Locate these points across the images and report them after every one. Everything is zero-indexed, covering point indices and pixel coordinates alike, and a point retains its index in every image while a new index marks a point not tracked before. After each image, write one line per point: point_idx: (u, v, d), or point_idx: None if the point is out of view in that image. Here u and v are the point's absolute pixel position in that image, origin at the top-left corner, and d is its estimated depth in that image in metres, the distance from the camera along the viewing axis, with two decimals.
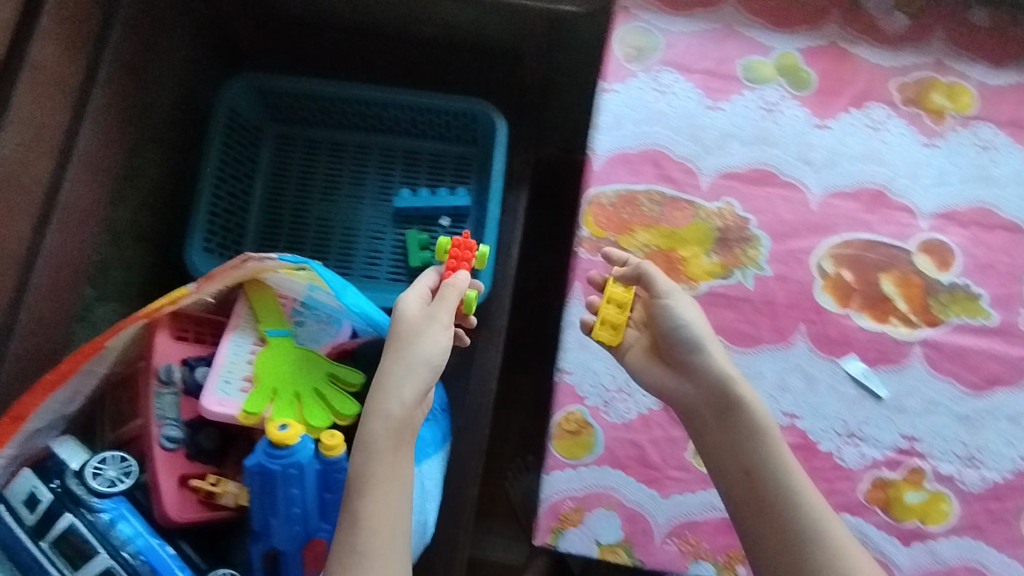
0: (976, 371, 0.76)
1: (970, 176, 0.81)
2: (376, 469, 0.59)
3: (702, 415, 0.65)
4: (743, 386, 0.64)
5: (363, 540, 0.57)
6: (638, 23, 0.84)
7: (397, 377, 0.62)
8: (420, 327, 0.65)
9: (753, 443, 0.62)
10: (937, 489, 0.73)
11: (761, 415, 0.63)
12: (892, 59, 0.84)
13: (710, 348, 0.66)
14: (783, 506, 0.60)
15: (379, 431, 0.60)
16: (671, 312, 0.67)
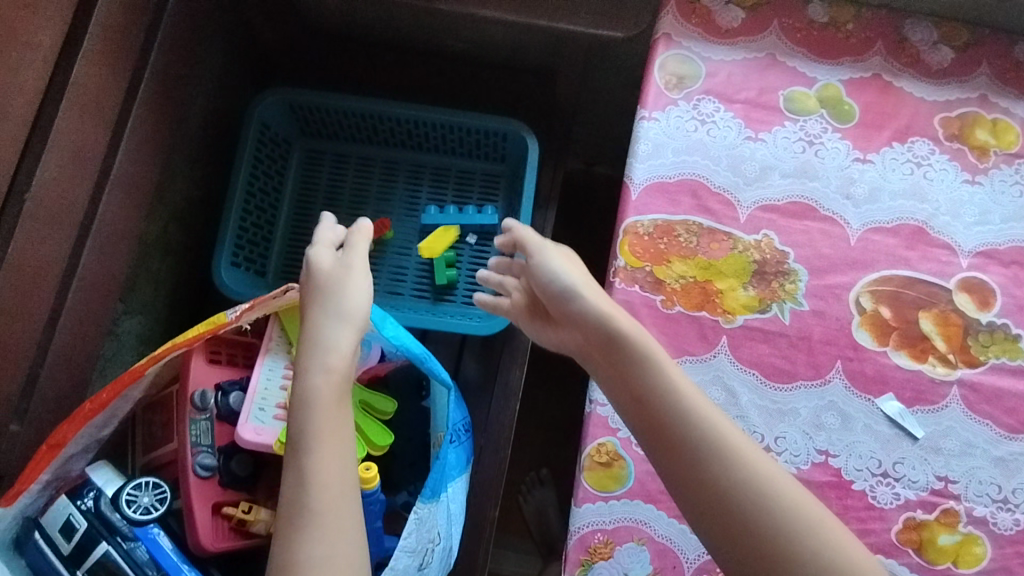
0: (1014, 414, 0.75)
1: (1012, 215, 0.80)
2: (318, 420, 0.56)
3: (596, 359, 0.64)
4: (623, 320, 0.62)
5: (313, 495, 0.52)
6: (679, 51, 0.84)
7: (328, 329, 0.60)
8: (337, 277, 0.64)
9: (645, 377, 0.60)
10: (970, 531, 0.72)
11: (643, 341, 0.61)
12: (936, 93, 0.83)
13: (586, 287, 0.65)
14: (678, 429, 0.57)
15: (315, 383, 0.57)
16: (540, 266, 0.67)
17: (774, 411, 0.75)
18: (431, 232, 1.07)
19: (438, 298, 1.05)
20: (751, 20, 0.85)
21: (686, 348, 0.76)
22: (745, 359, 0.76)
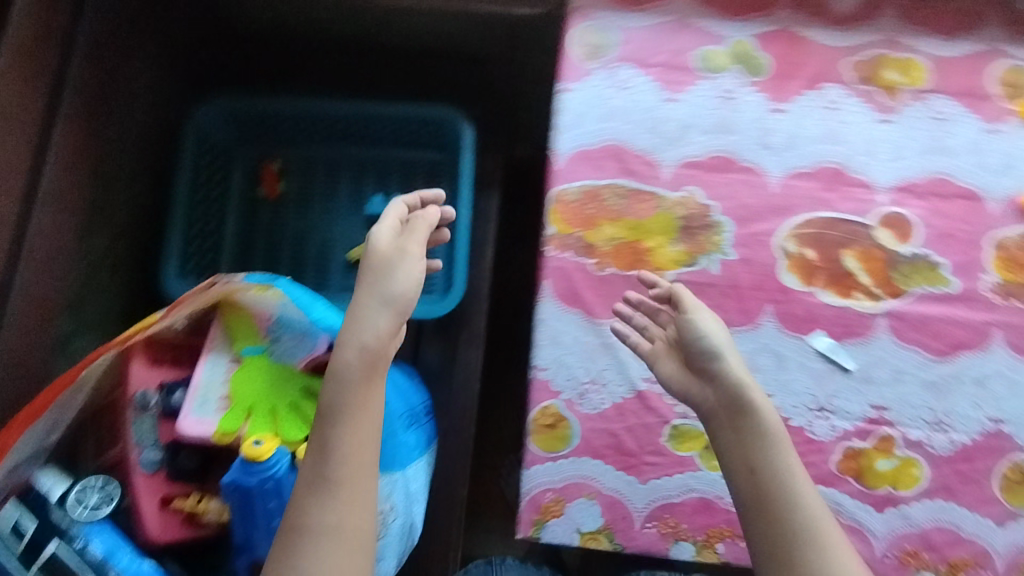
0: (940, 338, 0.77)
1: (927, 149, 0.82)
2: (350, 401, 0.58)
3: (716, 418, 0.62)
4: (757, 392, 0.62)
5: (335, 469, 0.57)
6: (592, 22, 0.85)
7: (369, 310, 0.60)
8: (392, 259, 0.63)
9: (764, 451, 0.59)
10: (907, 455, 0.75)
11: (771, 417, 0.61)
12: (845, 39, 0.84)
13: (730, 353, 0.64)
14: (786, 510, 0.57)
15: (352, 360, 0.59)
16: (692, 322, 0.65)
17: None
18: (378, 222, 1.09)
19: None
20: None
21: None
22: None
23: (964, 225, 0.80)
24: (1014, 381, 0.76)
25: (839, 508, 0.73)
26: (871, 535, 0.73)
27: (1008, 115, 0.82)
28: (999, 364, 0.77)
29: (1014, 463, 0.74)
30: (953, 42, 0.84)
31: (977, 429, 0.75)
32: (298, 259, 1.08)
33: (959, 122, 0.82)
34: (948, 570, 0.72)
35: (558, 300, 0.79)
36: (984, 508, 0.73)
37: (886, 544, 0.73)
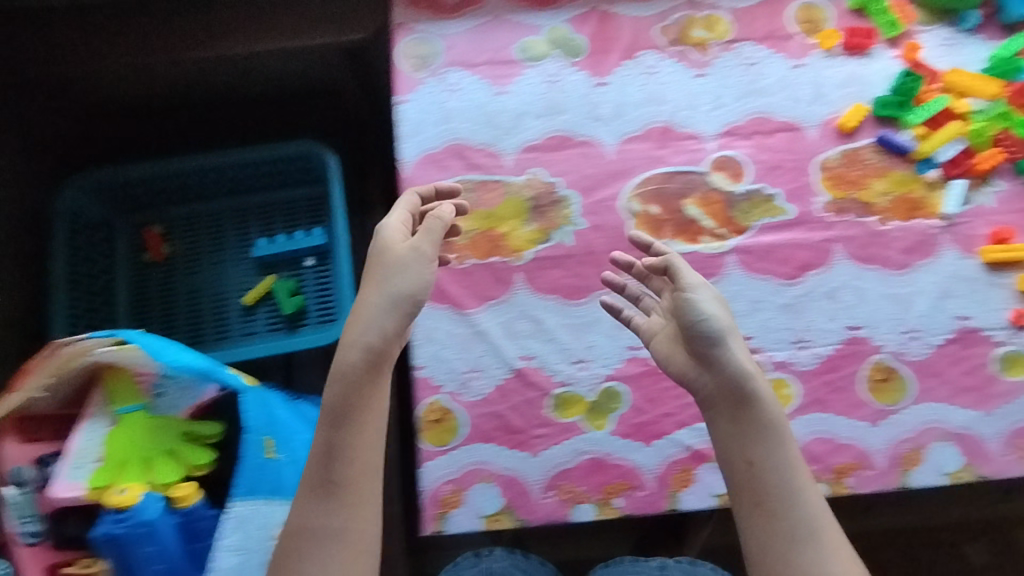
0: (788, 263, 0.82)
1: (742, 92, 0.88)
2: (357, 404, 0.61)
3: (713, 406, 0.61)
4: (761, 383, 0.60)
5: (341, 472, 0.60)
6: (415, 36, 0.90)
7: (379, 310, 0.62)
8: (406, 260, 0.64)
9: (766, 446, 0.59)
10: (777, 377, 0.79)
11: (772, 411, 0.60)
12: (649, 8, 0.90)
13: (733, 341, 0.61)
14: (783, 508, 0.58)
15: (357, 362, 0.61)
16: (691, 306, 0.62)
17: (580, 325, 0.81)
18: (268, 263, 1.12)
19: (291, 326, 1.09)
20: None
21: (487, 294, 0.82)
22: (543, 287, 0.82)
23: (789, 155, 0.85)
24: (861, 289, 0.81)
25: None
26: None
27: (809, 48, 0.88)
28: (844, 275, 0.81)
29: (876, 363, 0.79)
30: None
31: (836, 339, 0.79)
32: (195, 317, 1.11)
33: (767, 63, 0.88)
34: (835, 478, 0.75)
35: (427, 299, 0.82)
36: (856, 412, 0.77)
37: None
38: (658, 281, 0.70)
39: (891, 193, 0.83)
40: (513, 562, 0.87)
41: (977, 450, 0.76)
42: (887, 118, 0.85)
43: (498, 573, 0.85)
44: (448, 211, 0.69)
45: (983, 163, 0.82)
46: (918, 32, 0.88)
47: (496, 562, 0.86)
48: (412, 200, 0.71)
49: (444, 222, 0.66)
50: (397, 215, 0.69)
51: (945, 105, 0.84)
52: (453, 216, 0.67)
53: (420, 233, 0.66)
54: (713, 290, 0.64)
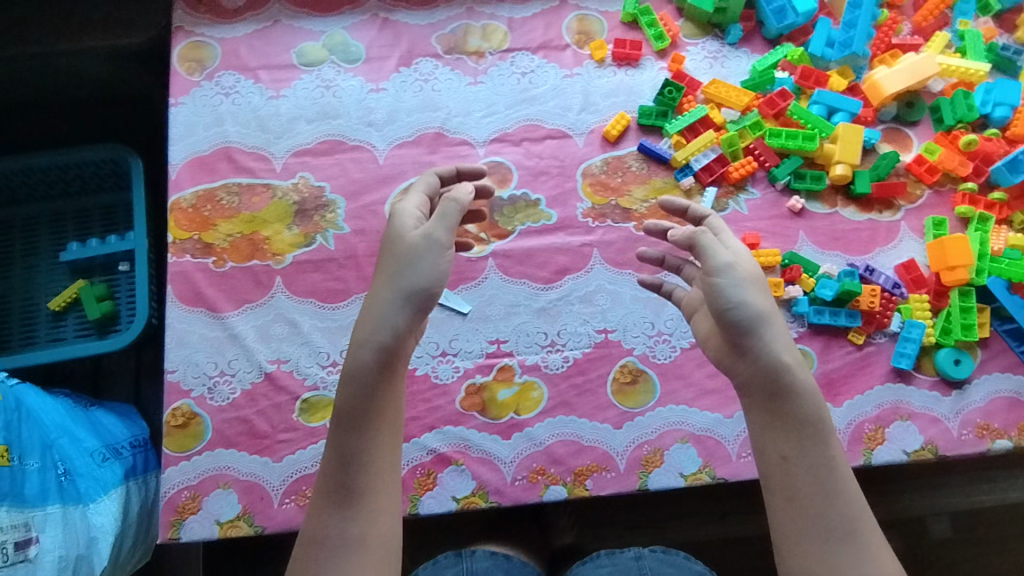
0: (545, 267, 0.84)
1: (514, 101, 0.91)
2: (371, 406, 0.60)
3: (750, 397, 0.62)
4: (799, 373, 0.59)
5: (355, 478, 0.60)
6: (194, 39, 0.91)
7: (388, 305, 0.60)
8: (419, 249, 0.61)
9: (806, 439, 0.59)
10: (527, 380, 0.80)
11: (813, 408, 0.59)
12: (428, 18, 0.93)
13: (767, 331, 0.60)
14: (822, 508, 0.58)
15: (368, 361, 0.59)
16: (720, 297, 0.60)
17: (336, 329, 0.81)
18: (81, 267, 1.09)
19: (101, 332, 1.07)
20: None
21: (244, 297, 0.82)
22: (300, 291, 0.82)
23: (555, 162, 0.88)
24: (615, 292, 0.83)
25: (467, 443, 0.78)
26: (499, 462, 0.77)
27: (582, 59, 0.92)
28: (600, 279, 0.84)
29: (624, 366, 0.81)
30: (526, 4, 0.94)
31: (587, 343, 0.81)
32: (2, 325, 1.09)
33: (540, 72, 0.92)
34: (574, 480, 0.77)
35: (181, 302, 0.81)
36: (601, 414, 0.79)
37: (515, 467, 0.77)
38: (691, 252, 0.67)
39: (650, 199, 0.87)
40: (496, 563, 0.82)
41: (715, 452, 0.78)
42: (651, 128, 0.89)
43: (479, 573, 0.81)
44: (465, 191, 0.65)
45: (736, 171, 0.86)
46: (686, 45, 0.93)
47: (478, 561, 0.82)
48: (431, 180, 0.68)
49: (459, 206, 0.62)
50: (413, 198, 0.66)
51: (703, 115, 0.88)
52: (470, 198, 0.63)
53: (433, 218, 0.63)
54: (747, 271, 0.62)
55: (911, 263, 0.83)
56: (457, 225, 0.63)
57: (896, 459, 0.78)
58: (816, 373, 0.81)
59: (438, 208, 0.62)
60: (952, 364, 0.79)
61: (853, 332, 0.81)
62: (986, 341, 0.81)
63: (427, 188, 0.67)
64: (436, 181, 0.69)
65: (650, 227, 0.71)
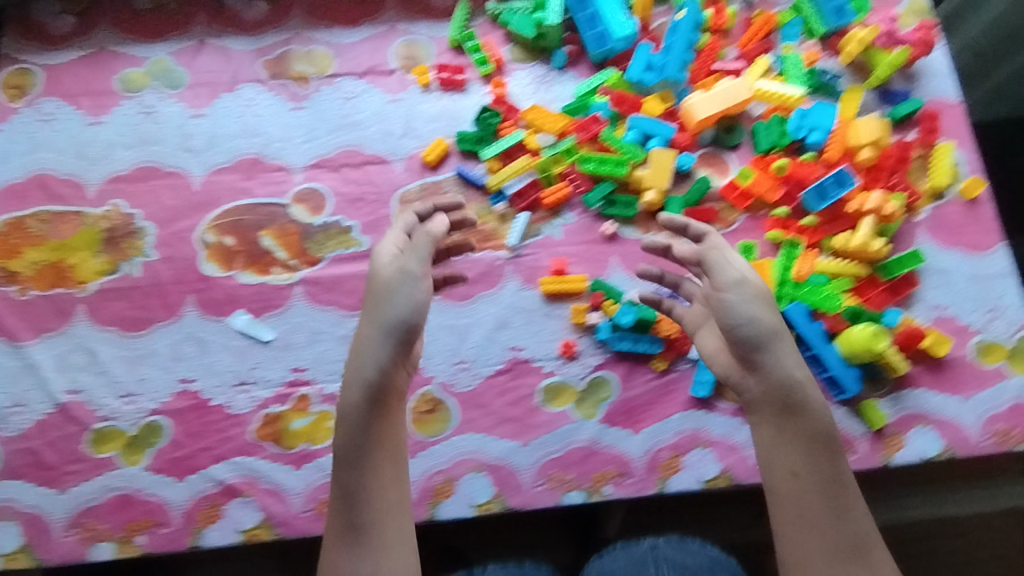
0: (352, 294, 0.84)
1: (335, 126, 0.91)
2: (368, 442, 0.63)
3: (760, 410, 0.64)
4: (811, 389, 0.62)
5: (360, 516, 0.62)
6: (17, 66, 0.92)
7: (373, 338, 0.63)
8: (395, 284, 0.65)
9: (817, 453, 0.61)
10: (323, 409, 0.80)
11: (822, 421, 0.62)
12: (254, 43, 0.93)
13: (778, 344, 0.63)
14: (833, 524, 0.60)
15: (356, 399, 0.63)
16: (729, 307, 0.64)
17: (135, 357, 0.82)
18: None
19: None
20: (82, 23, 0.95)
21: (43, 326, 0.82)
22: (102, 319, 0.83)
23: (371, 188, 0.88)
24: None
25: (256, 474, 0.78)
26: (288, 493, 0.77)
27: (407, 84, 0.92)
28: None
29: (423, 395, 0.81)
30: (354, 28, 0.94)
31: None
32: None
33: (364, 96, 0.92)
34: None
35: None
36: None
37: (304, 498, 0.77)
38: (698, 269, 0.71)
39: (464, 225, 0.87)
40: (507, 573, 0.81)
41: (507, 481, 0.78)
42: (468, 153, 0.89)
43: None
44: (439, 225, 0.70)
45: (548, 197, 0.86)
46: (511, 70, 0.92)
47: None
48: (410, 217, 0.72)
49: (431, 240, 0.68)
50: (392, 234, 0.70)
51: (518, 141, 0.88)
52: (443, 231, 0.69)
53: (407, 251, 0.68)
54: (754, 286, 0.65)
55: None
56: (429, 255, 0.68)
57: (691, 488, 0.78)
58: (616, 401, 0.81)
59: (410, 242, 0.68)
60: None
61: (654, 359, 0.81)
62: None
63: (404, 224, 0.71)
64: (413, 218, 0.72)
65: (651, 243, 0.74)
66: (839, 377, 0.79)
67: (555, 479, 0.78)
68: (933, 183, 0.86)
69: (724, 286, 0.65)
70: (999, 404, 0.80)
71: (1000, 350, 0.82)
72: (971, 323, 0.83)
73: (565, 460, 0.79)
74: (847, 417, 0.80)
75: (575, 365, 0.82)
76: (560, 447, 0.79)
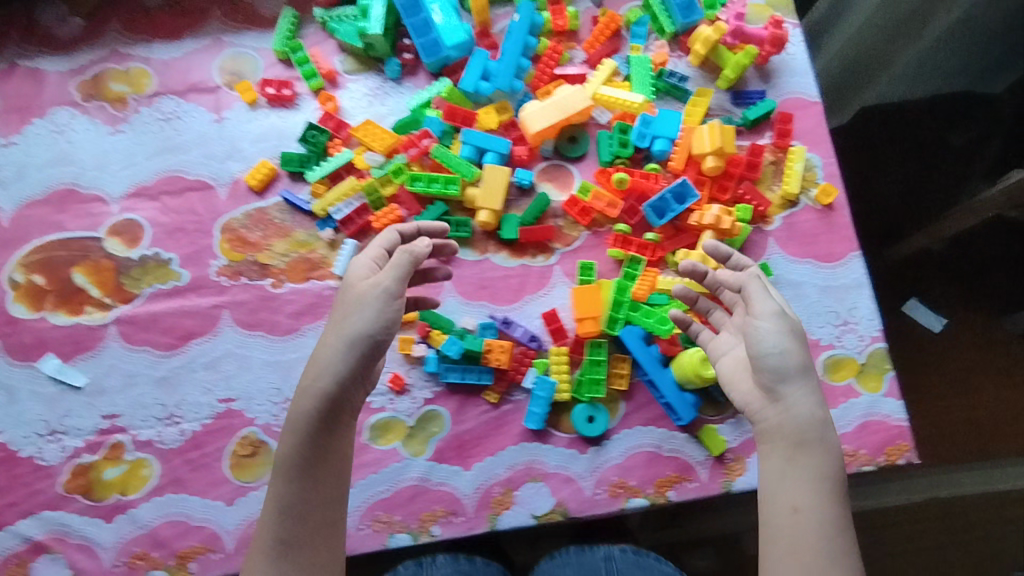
0: (169, 332, 0.79)
1: (155, 150, 0.85)
2: (315, 457, 0.61)
3: (771, 440, 0.63)
4: (829, 430, 0.61)
5: (292, 532, 0.59)
6: None
7: (337, 354, 0.62)
8: (363, 297, 0.64)
9: (824, 487, 0.59)
10: (138, 457, 0.76)
11: (832, 465, 0.60)
12: (69, 62, 0.88)
13: (802, 380, 0.62)
14: (826, 562, 0.56)
15: (311, 409, 0.61)
16: (760, 334, 0.63)
17: None
18: None
19: None
20: None
21: None
22: None
23: (192, 216, 0.83)
24: (242, 357, 0.79)
25: (66, 529, 0.74)
26: (99, 548, 0.73)
27: (232, 101, 0.87)
28: (228, 343, 0.79)
29: (244, 438, 0.77)
30: (176, 43, 0.89)
31: (207, 414, 0.77)
32: None
33: (186, 117, 0.86)
34: (177, 563, 0.73)
35: None
36: (212, 491, 0.75)
37: (115, 553, 0.73)
38: (732, 294, 0.71)
39: (291, 253, 0.82)
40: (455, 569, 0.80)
41: None
42: (296, 175, 0.84)
43: None
44: (421, 245, 0.69)
45: (379, 221, 0.81)
46: (345, 82, 0.87)
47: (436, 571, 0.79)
48: (390, 236, 0.71)
49: (411, 257, 0.66)
50: (370, 250, 0.69)
51: (347, 161, 0.83)
52: (423, 252, 0.67)
53: (385, 268, 0.66)
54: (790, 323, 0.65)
55: (552, 313, 0.79)
56: (406, 277, 0.66)
57: (524, 523, 0.75)
58: (447, 435, 0.77)
59: (390, 259, 0.66)
60: (585, 421, 0.76)
61: (486, 391, 0.77)
62: (630, 393, 0.78)
63: (383, 243, 0.70)
64: (396, 238, 0.71)
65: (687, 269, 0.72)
66: (674, 404, 0.75)
67: (381, 521, 0.75)
68: (785, 190, 0.82)
69: (759, 313, 0.65)
70: (847, 423, 0.77)
71: (851, 366, 0.79)
72: (820, 338, 0.79)
73: (391, 501, 0.75)
74: (686, 444, 0.77)
75: (406, 400, 0.78)
76: (387, 488, 0.75)
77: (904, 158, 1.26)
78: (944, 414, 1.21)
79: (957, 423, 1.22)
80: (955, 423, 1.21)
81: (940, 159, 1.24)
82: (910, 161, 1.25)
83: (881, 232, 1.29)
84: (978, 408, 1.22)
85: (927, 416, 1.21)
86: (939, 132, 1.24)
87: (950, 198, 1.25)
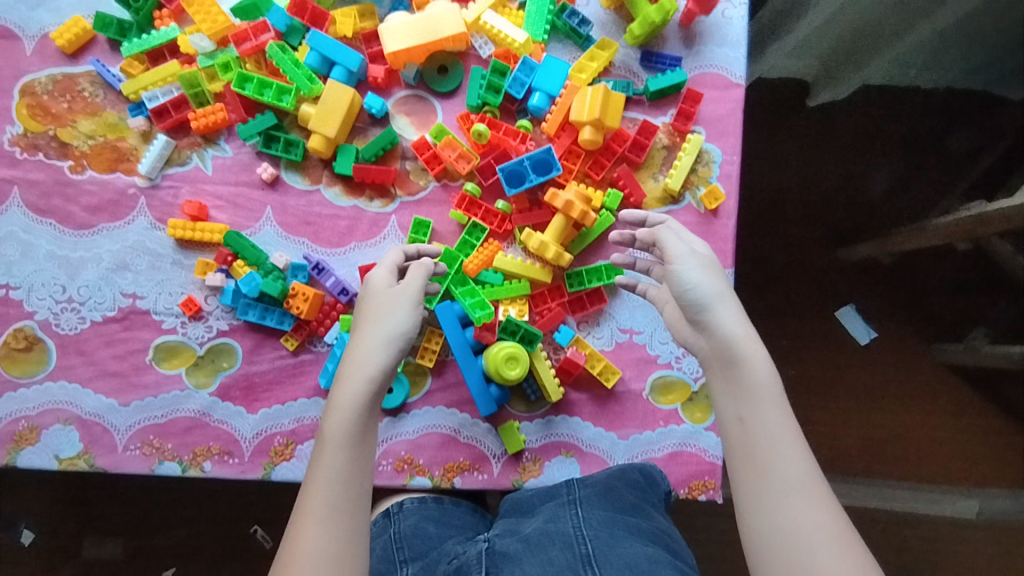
0: None
1: None
2: (363, 437, 0.55)
3: (709, 367, 0.57)
4: (754, 342, 0.55)
5: (345, 505, 0.52)
6: None
7: (379, 343, 0.57)
8: (401, 296, 0.60)
9: (761, 396, 0.53)
10: None
11: (768, 373, 0.54)
12: None
13: (724, 302, 0.57)
14: (777, 462, 0.51)
15: (360, 389, 0.55)
16: (675, 275, 0.58)
17: None
18: None
19: None
20: None
21: None
22: None
23: None
24: (27, 243, 0.71)
25: None
26: None
27: None
28: (14, 224, 0.71)
29: (19, 330, 0.70)
30: None
31: None
32: None
33: None
34: None
35: None
36: None
37: None
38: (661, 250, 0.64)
39: (96, 136, 0.71)
40: (424, 517, 0.71)
41: (98, 439, 0.69)
42: (115, 44, 0.72)
43: (409, 534, 0.69)
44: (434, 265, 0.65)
45: (197, 120, 0.70)
46: None
47: (405, 521, 0.70)
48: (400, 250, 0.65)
49: (429, 269, 0.62)
50: (390, 256, 0.64)
51: (171, 40, 0.71)
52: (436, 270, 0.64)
53: (413, 272, 0.62)
54: (704, 254, 0.60)
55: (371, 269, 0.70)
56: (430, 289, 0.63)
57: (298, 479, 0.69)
58: (236, 374, 0.71)
59: (415, 267, 0.62)
60: None
61: (283, 337, 0.70)
62: (439, 369, 0.72)
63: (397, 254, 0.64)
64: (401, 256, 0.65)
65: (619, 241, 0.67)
66: (475, 396, 0.69)
67: (152, 445, 0.69)
68: (667, 183, 0.70)
69: (673, 253, 0.59)
70: (660, 448, 0.71)
71: (682, 392, 0.72)
72: (658, 356, 0.72)
73: (166, 428, 0.70)
74: (486, 435, 0.71)
75: (198, 326, 0.71)
76: (163, 413, 0.70)
77: (862, 166, 1.19)
78: (851, 438, 1.19)
79: (850, 443, 1.19)
80: (863, 446, 1.19)
81: (933, 159, 1.19)
82: (865, 173, 1.19)
83: (844, 227, 1.20)
84: (900, 431, 1.20)
85: (853, 430, 1.19)
86: (938, 132, 1.18)
87: (921, 210, 1.19)
